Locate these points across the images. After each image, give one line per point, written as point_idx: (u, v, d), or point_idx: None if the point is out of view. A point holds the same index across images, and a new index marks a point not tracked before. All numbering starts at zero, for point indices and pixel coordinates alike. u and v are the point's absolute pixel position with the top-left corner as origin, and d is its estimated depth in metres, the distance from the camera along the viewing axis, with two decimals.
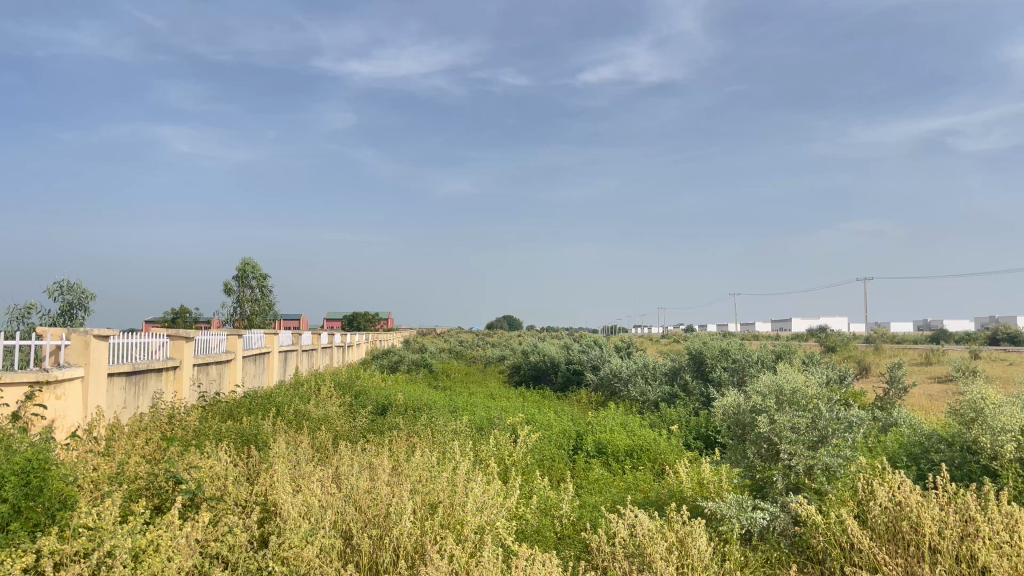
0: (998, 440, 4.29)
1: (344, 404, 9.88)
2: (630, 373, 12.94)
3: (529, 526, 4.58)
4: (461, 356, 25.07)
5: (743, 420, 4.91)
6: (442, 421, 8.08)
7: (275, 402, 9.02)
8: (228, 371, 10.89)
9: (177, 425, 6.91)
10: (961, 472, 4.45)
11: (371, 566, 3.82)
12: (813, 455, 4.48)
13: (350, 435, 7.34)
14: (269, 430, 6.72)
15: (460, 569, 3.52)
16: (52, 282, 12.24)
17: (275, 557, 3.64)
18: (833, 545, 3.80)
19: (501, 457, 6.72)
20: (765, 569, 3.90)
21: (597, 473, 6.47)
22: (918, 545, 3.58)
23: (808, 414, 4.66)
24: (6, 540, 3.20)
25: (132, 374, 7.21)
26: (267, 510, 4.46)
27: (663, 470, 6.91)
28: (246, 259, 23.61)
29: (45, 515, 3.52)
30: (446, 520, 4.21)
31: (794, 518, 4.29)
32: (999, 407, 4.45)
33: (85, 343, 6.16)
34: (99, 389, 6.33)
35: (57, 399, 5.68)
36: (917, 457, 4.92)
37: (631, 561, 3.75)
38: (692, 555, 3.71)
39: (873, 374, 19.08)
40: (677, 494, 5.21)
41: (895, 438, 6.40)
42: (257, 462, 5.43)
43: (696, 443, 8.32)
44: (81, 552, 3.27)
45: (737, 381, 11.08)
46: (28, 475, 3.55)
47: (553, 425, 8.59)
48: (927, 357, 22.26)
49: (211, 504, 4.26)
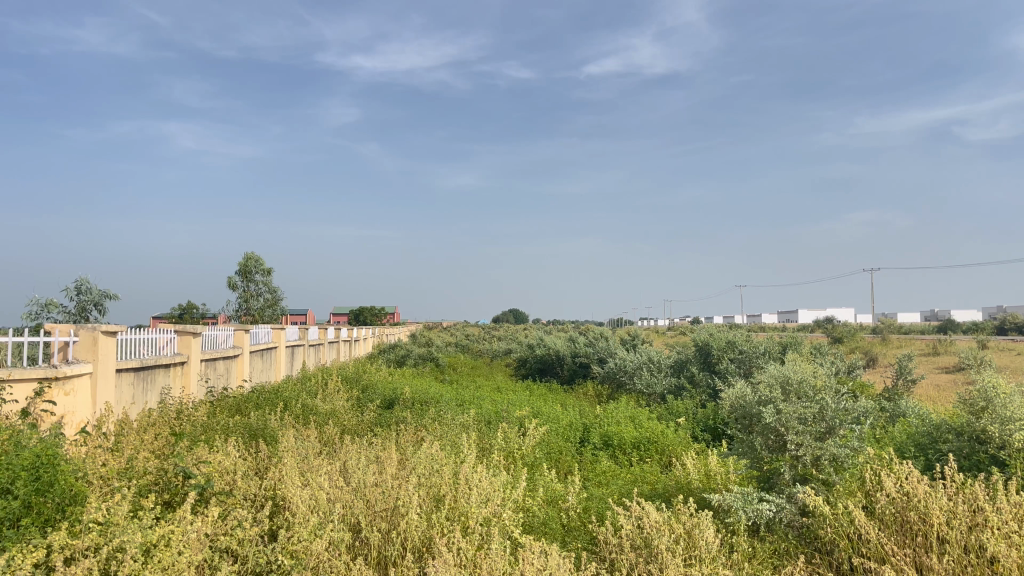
0: (1008, 430, 4.25)
1: (353, 398, 9.92)
2: (636, 365, 12.87)
3: (536, 519, 4.57)
4: (468, 349, 25.14)
5: (749, 412, 4.85)
6: (450, 414, 8.11)
7: (282, 397, 9.01)
8: (235, 366, 10.93)
9: (185, 420, 6.98)
10: (969, 462, 4.43)
11: (379, 559, 3.84)
12: (820, 446, 4.47)
13: (356, 429, 7.40)
14: (275, 425, 6.71)
15: (468, 561, 3.52)
16: (72, 280, 12.37)
17: (285, 551, 3.68)
18: (840, 535, 3.80)
19: (510, 451, 6.73)
20: (773, 559, 3.91)
21: (605, 465, 6.49)
22: (925, 535, 3.58)
23: (815, 405, 4.64)
24: (17, 536, 3.24)
25: (140, 369, 7.27)
26: (276, 504, 4.49)
27: (670, 462, 6.95)
28: (250, 255, 23.66)
29: (55, 510, 3.56)
30: (451, 513, 4.24)
31: (801, 509, 4.29)
32: (1009, 397, 4.45)
33: (94, 339, 6.20)
34: (107, 385, 6.39)
35: (66, 395, 5.75)
36: (925, 448, 4.87)
37: (637, 552, 3.75)
38: (700, 547, 3.73)
39: (880, 366, 19.00)
40: (683, 486, 5.21)
41: (902, 428, 6.39)
42: (265, 457, 5.46)
43: (703, 434, 8.35)
44: (91, 547, 3.31)
45: (743, 373, 11.22)
46: (39, 471, 3.59)
47: (561, 417, 8.61)
48: (934, 347, 21.92)
49: (220, 498, 4.30)
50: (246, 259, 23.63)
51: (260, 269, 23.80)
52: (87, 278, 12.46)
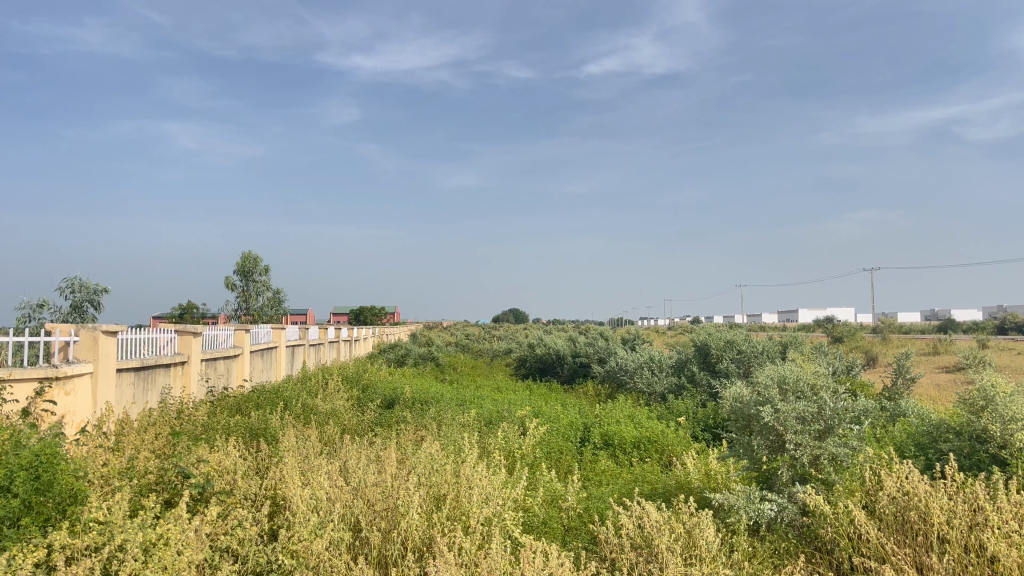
0: (1008, 429, 4.25)
1: (353, 398, 9.97)
2: (636, 365, 12.82)
3: (536, 518, 4.57)
4: (468, 348, 25.20)
5: (749, 411, 4.84)
6: (451, 414, 8.14)
7: (283, 397, 9.03)
8: (235, 366, 10.94)
9: (186, 420, 6.96)
10: (970, 461, 4.44)
11: (380, 558, 3.85)
12: (819, 445, 4.46)
13: (358, 428, 7.43)
14: (276, 424, 6.73)
15: (469, 560, 3.52)
16: (63, 279, 12.36)
17: (286, 550, 3.69)
18: (841, 535, 3.80)
19: (510, 450, 6.74)
20: (774, 559, 3.92)
21: (605, 465, 6.48)
22: (926, 535, 3.57)
23: (814, 404, 4.65)
24: (17, 536, 3.24)
25: (141, 369, 7.28)
26: (276, 504, 4.50)
27: (670, 462, 6.96)
28: (246, 255, 23.58)
29: (55, 510, 3.56)
30: (452, 513, 4.24)
31: (801, 508, 4.29)
32: (1009, 395, 4.44)
33: (94, 339, 6.20)
34: (108, 384, 6.39)
35: (66, 395, 5.76)
36: (925, 447, 4.87)
37: (638, 552, 3.76)
38: (701, 546, 3.73)
39: (879, 365, 19.06)
40: (684, 485, 5.21)
41: (902, 427, 6.40)
42: (265, 456, 5.47)
43: (703, 434, 8.36)
44: (91, 546, 3.32)
45: (743, 372, 11.23)
46: (38, 470, 3.58)
47: (562, 417, 8.61)
48: (935, 347, 21.88)
49: (221, 498, 4.30)
50: (246, 258, 23.66)
51: (257, 269, 23.79)
52: (78, 276, 12.42)
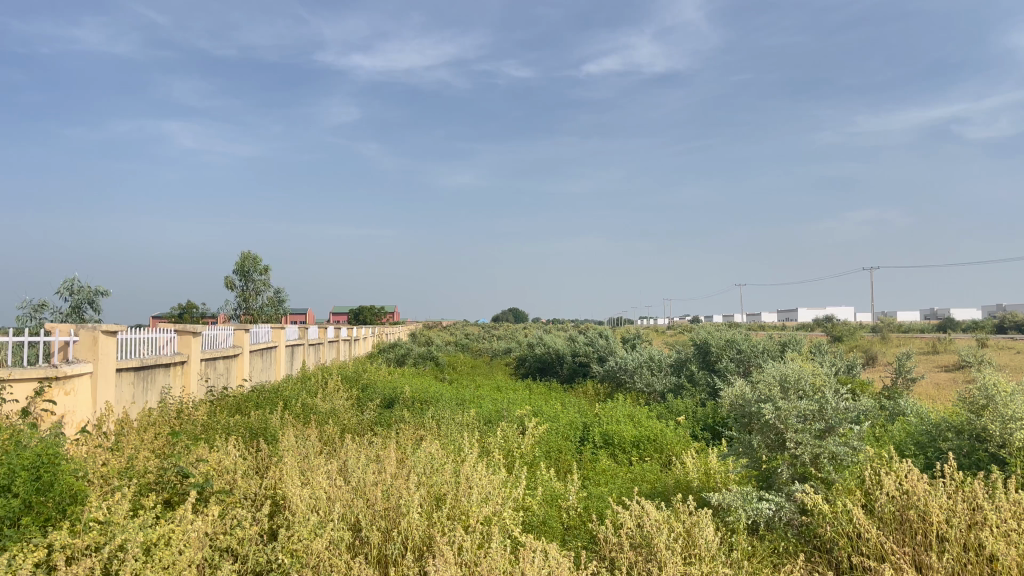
0: (1009, 428, 4.25)
1: (353, 397, 9.97)
2: (635, 364, 12.82)
3: (535, 518, 4.57)
4: (468, 348, 25.20)
5: (749, 410, 4.83)
6: (450, 413, 8.14)
7: (282, 396, 9.03)
8: (235, 365, 10.94)
9: (185, 420, 6.96)
10: (969, 460, 4.44)
11: (381, 557, 3.86)
12: (819, 444, 4.46)
13: (357, 428, 7.43)
14: (276, 424, 6.74)
15: (469, 558, 3.52)
16: (62, 279, 12.37)
17: (285, 549, 3.70)
18: (840, 533, 3.81)
19: (509, 449, 6.75)
20: (772, 558, 3.93)
21: (605, 464, 6.47)
22: (925, 534, 3.58)
23: (816, 403, 4.66)
24: (18, 536, 3.24)
25: (141, 368, 7.28)
26: (276, 504, 4.50)
27: (670, 461, 6.96)
28: (246, 255, 23.59)
29: (55, 510, 3.56)
30: (452, 512, 4.24)
31: (800, 507, 4.29)
32: (1010, 394, 4.43)
33: (94, 339, 6.20)
34: (108, 384, 6.40)
35: (66, 394, 5.76)
36: (925, 446, 4.88)
37: (637, 551, 3.76)
38: (700, 545, 3.74)
39: (879, 364, 19.08)
40: (683, 485, 5.21)
41: (901, 426, 6.40)
42: (264, 456, 5.47)
43: (703, 433, 8.36)
44: (92, 546, 3.32)
45: (743, 371, 11.22)
46: (39, 470, 3.58)
47: (561, 416, 8.61)
48: (934, 345, 21.89)
49: (220, 497, 4.31)
50: (245, 258, 23.67)
51: (257, 269, 23.81)
52: (77, 277, 12.41)
